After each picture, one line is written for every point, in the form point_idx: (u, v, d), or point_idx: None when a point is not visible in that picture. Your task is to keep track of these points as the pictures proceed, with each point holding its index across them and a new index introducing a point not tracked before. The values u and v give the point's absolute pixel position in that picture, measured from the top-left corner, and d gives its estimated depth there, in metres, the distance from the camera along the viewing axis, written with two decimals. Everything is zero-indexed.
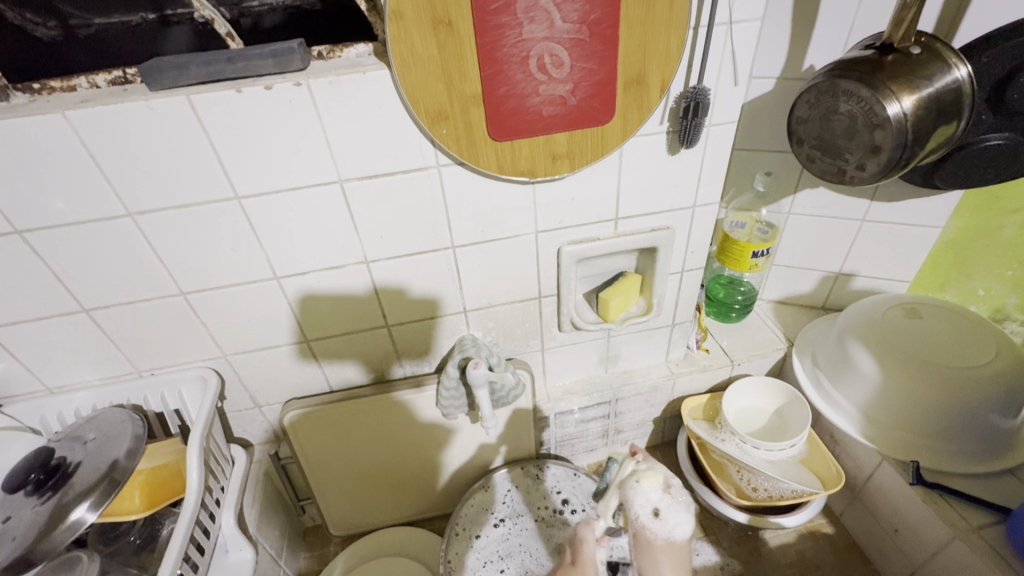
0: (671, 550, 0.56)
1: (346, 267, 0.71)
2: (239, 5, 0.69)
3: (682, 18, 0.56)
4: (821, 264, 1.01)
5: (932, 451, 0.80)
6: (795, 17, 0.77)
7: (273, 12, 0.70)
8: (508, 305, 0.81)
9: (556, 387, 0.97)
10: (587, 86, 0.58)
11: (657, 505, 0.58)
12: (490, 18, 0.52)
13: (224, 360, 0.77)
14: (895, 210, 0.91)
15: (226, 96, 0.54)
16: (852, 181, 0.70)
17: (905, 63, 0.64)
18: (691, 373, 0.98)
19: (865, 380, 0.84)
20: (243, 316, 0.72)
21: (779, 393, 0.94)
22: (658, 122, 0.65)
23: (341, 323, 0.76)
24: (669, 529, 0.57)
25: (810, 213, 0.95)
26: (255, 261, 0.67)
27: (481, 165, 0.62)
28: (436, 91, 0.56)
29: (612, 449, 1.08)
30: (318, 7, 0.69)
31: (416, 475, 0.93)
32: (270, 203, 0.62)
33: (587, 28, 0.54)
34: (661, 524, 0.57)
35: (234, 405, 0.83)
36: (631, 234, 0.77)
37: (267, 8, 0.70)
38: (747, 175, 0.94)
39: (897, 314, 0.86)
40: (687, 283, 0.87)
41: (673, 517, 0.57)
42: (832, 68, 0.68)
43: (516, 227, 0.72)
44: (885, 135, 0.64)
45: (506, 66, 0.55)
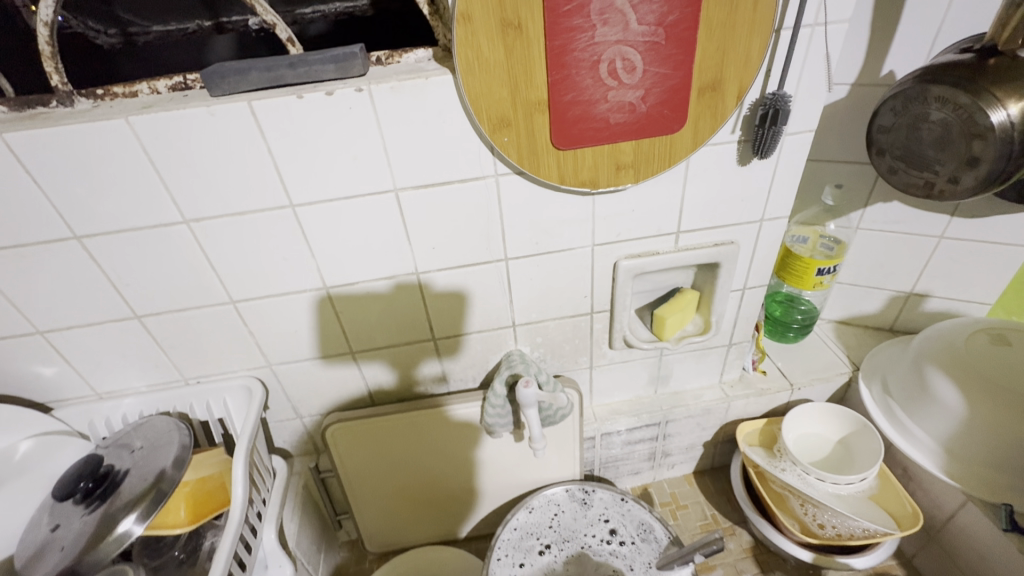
0: None
1: (395, 279, 0.69)
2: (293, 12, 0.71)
3: (767, 16, 0.52)
4: (889, 283, 0.95)
5: None
6: (875, 19, 0.72)
7: (320, 19, 0.71)
8: (557, 320, 0.78)
9: (602, 407, 0.92)
10: (658, 92, 0.55)
11: None
12: (562, 20, 0.49)
13: (269, 370, 0.76)
14: (978, 227, 0.84)
15: (287, 102, 0.53)
16: (941, 197, 0.65)
17: (1011, 65, 0.58)
18: (748, 397, 0.92)
19: (946, 412, 0.77)
20: (290, 325, 0.71)
21: (844, 421, 0.89)
22: (729, 131, 0.61)
23: (386, 335, 0.74)
24: None
25: (880, 228, 0.89)
26: (305, 269, 0.66)
27: (541, 175, 0.59)
28: (500, 97, 0.53)
29: (657, 473, 1.02)
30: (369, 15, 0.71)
31: (456, 492, 0.90)
32: (324, 211, 0.61)
33: (664, 30, 0.51)
34: None
35: (276, 415, 0.82)
36: (692, 249, 0.73)
37: (317, 17, 0.71)
38: (812, 188, 0.89)
39: (983, 339, 0.78)
40: (748, 301, 0.82)
41: None
42: (922, 73, 0.63)
43: (572, 240, 0.69)
44: (985, 145, 0.58)
45: (575, 71, 0.52)
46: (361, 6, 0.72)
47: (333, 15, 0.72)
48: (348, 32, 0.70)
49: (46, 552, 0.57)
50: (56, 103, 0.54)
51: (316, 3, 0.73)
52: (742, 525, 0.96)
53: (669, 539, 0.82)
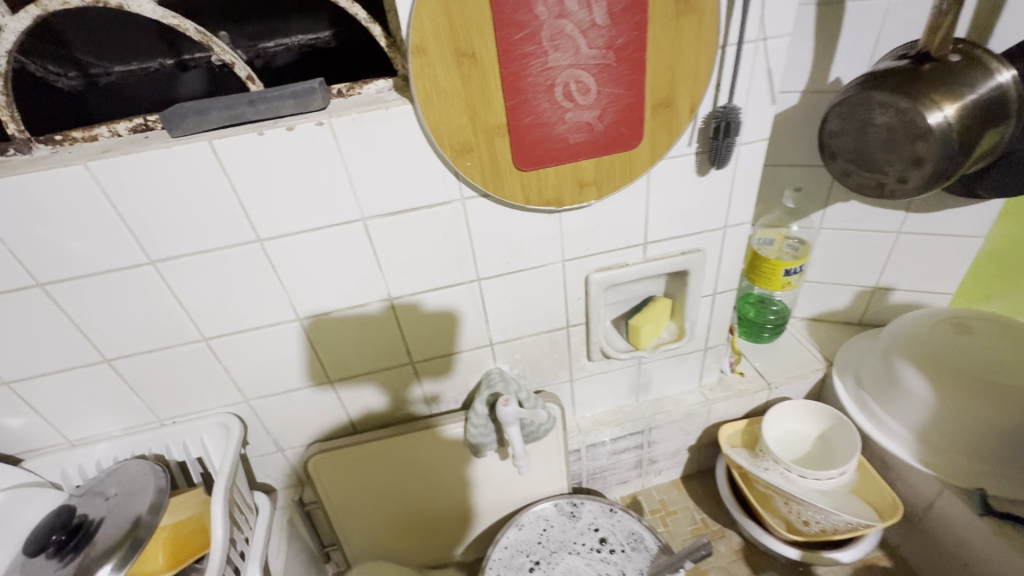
0: None
1: (371, 306, 0.69)
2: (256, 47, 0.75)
3: (712, 34, 0.54)
4: (854, 279, 0.98)
5: (998, 477, 0.74)
6: (819, 31, 0.75)
7: (285, 51, 0.74)
8: (534, 336, 0.79)
9: (586, 418, 0.93)
10: (614, 111, 0.56)
11: None
12: (515, 47, 0.50)
13: (247, 406, 0.75)
14: (932, 221, 0.87)
15: (248, 139, 0.53)
16: (892, 196, 0.67)
17: (944, 71, 0.61)
18: (727, 399, 0.94)
19: (916, 401, 0.79)
20: (267, 359, 0.70)
21: (822, 417, 0.90)
22: (686, 144, 0.63)
23: (364, 362, 0.74)
24: None
25: (841, 227, 0.92)
26: (277, 303, 0.65)
27: (506, 196, 0.61)
28: (460, 124, 0.55)
29: (645, 481, 1.03)
30: (332, 44, 0.74)
31: (444, 514, 0.90)
32: (291, 244, 0.61)
33: (614, 53, 0.53)
34: None
35: (256, 450, 0.81)
36: (660, 259, 0.74)
37: (281, 49, 0.74)
38: (775, 192, 0.91)
39: (946, 329, 0.81)
40: (719, 305, 0.84)
41: None
42: (865, 80, 0.65)
43: (542, 257, 0.70)
44: (929, 146, 0.61)
45: (531, 96, 0.54)
46: (321, 36, 0.76)
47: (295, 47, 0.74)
48: (311, 61, 0.72)
49: None
50: (14, 151, 0.53)
51: (279, 38, 0.76)
52: (732, 527, 0.96)
53: (658, 547, 0.83)
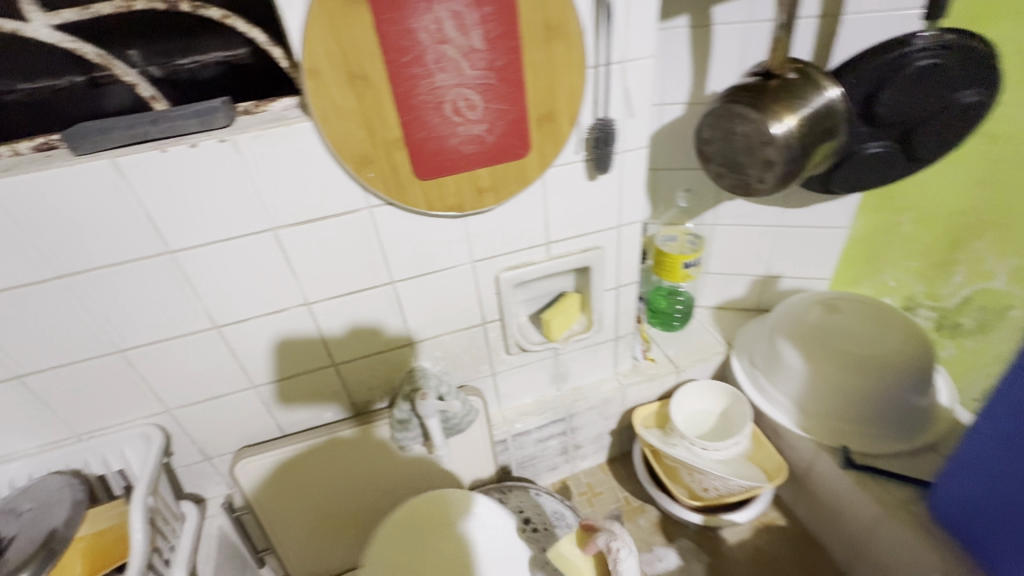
0: None
1: (289, 311, 0.72)
2: (170, 62, 0.71)
3: (581, 57, 0.61)
4: (747, 269, 1.09)
5: (861, 436, 0.85)
6: (693, 49, 0.84)
7: (204, 67, 0.72)
8: (453, 333, 0.84)
9: (511, 409, 0.99)
10: (502, 124, 0.63)
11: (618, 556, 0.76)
12: (403, 69, 0.56)
13: (169, 415, 0.76)
14: (806, 215, 0.99)
15: (150, 156, 0.56)
16: (756, 195, 0.75)
17: (785, 86, 0.70)
18: (640, 383, 1.02)
19: (795, 375, 0.90)
20: (188, 367, 0.72)
21: (725, 395, 0.99)
22: (574, 152, 0.70)
23: (287, 366, 0.77)
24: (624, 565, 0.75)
25: (732, 223, 1.03)
26: (194, 312, 0.68)
27: (410, 203, 0.66)
28: (360, 139, 0.59)
29: (573, 466, 1.10)
30: (251, 61, 0.71)
31: (377, 510, 0.93)
32: (203, 255, 0.64)
33: (495, 73, 0.59)
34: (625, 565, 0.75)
35: (182, 459, 0.81)
36: (563, 257, 0.81)
37: (198, 63, 0.71)
38: (669, 193, 1.01)
39: (818, 310, 0.92)
40: (624, 298, 0.92)
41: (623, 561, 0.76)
42: (727, 93, 0.75)
43: (451, 259, 0.75)
44: (775, 150, 0.70)
45: (423, 112, 0.59)
46: (241, 54, 0.71)
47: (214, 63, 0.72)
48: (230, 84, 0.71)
49: None
50: None
51: (194, 53, 0.71)
52: (650, 502, 1.04)
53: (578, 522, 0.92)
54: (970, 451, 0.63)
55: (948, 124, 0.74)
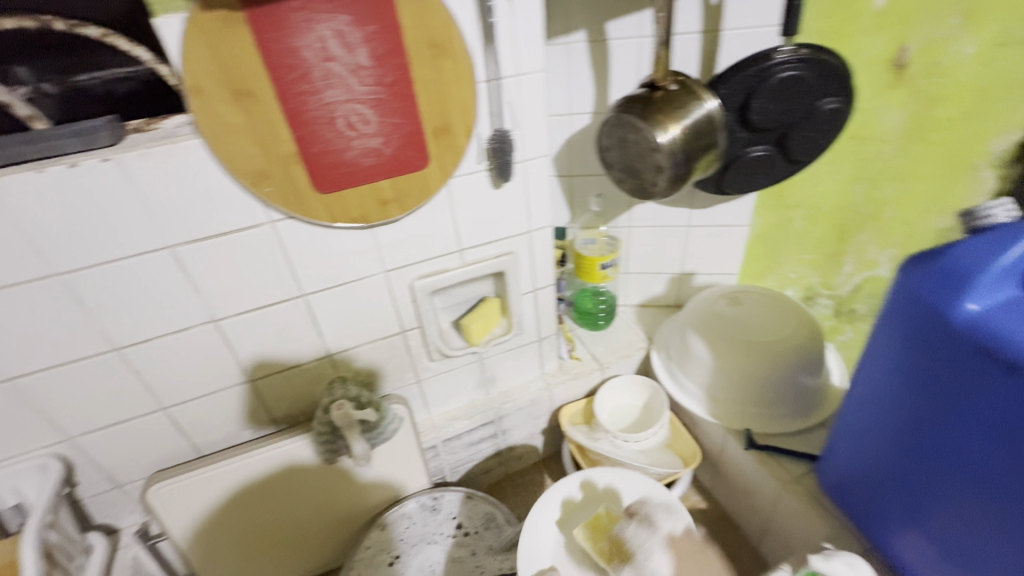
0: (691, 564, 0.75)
1: (194, 330, 0.71)
2: (67, 79, 0.67)
3: (470, 72, 0.65)
4: (664, 268, 1.15)
5: (764, 418, 0.91)
6: (593, 63, 0.89)
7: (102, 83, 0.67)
8: (372, 343, 0.85)
9: (441, 415, 1.00)
10: (398, 137, 0.65)
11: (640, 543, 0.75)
12: (290, 86, 0.57)
13: (70, 444, 0.73)
14: (711, 215, 1.04)
15: (26, 177, 0.55)
16: (652, 198, 0.81)
17: (668, 97, 0.76)
18: (566, 382, 1.05)
19: (704, 365, 0.96)
20: (87, 393, 0.70)
21: (644, 389, 1.04)
22: (475, 162, 0.73)
23: (197, 386, 0.76)
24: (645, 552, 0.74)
25: (645, 225, 1.08)
26: (88, 335, 0.66)
27: (312, 216, 0.67)
28: (253, 155, 0.60)
29: (508, 467, 1.12)
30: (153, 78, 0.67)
31: (306, 527, 0.92)
32: (95, 276, 0.62)
33: (385, 88, 0.61)
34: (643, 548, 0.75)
35: (90, 489, 0.79)
36: (477, 263, 0.84)
37: (97, 80, 0.67)
38: (583, 198, 1.06)
39: (722, 303, 0.98)
40: (542, 300, 0.95)
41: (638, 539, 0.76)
42: (618, 104, 0.79)
43: (363, 269, 0.76)
44: (662, 157, 0.75)
45: (315, 127, 0.60)
46: (141, 71, 0.67)
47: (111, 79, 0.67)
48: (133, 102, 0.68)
49: None
50: None
51: (93, 70, 0.67)
52: None
53: (507, 523, 0.93)
54: (841, 420, 0.69)
55: (814, 129, 0.84)
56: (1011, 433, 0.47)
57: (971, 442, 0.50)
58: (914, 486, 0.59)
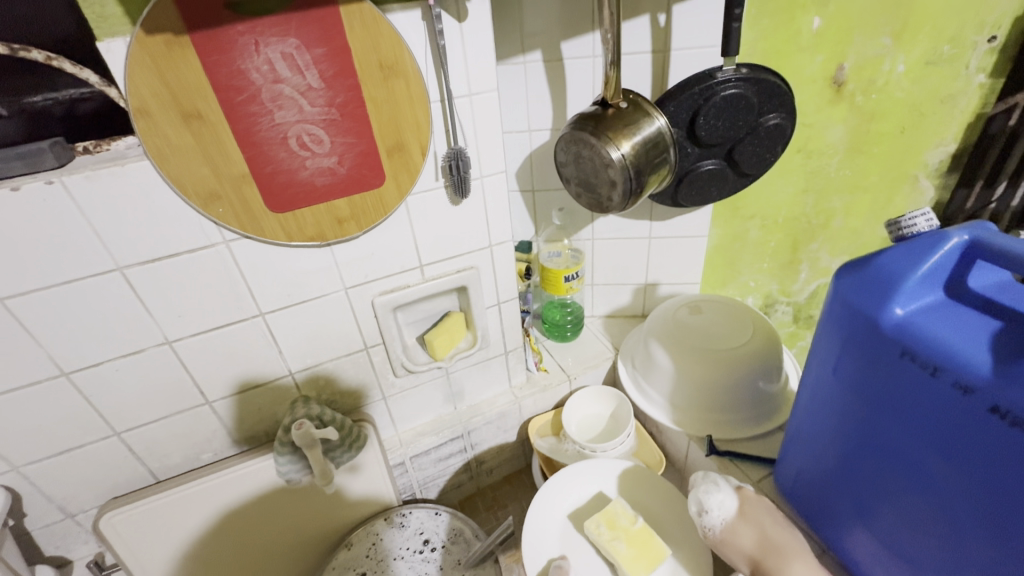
0: (741, 522, 0.70)
1: (147, 352, 0.70)
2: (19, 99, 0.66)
3: (422, 92, 0.66)
4: (628, 279, 1.17)
5: (725, 424, 0.93)
6: (550, 81, 0.92)
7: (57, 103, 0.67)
8: (335, 360, 0.84)
9: (408, 432, 1.00)
10: (351, 156, 0.66)
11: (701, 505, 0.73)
12: (239, 108, 0.58)
13: (17, 474, 0.71)
14: (671, 226, 1.07)
15: None
16: (609, 212, 0.83)
17: (618, 115, 0.78)
18: (534, 395, 1.06)
19: (666, 374, 0.97)
20: (34, 420, 0.68)
21: (610, 399, 1.05)
22: (433, 179, 0.74)
23: (152, 410, 0.75)
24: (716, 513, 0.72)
25: (608, 237, 1.10)
26: (34, 361, 0.65)
27: (267, 236, 0.67)
28: (203, 176, 0.60)
29: (478, 481, 1.12)
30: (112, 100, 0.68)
31: (269, 553, 0.90)
32: (40, 301, 0.61)
33: (336, 109, 0.62)
34: (709, 516, 0.72)
35: (39, 520, 0.76)
36: (438, 278, 0.85)
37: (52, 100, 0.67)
38: (546, 212, 1.08)
39: (683, 312, 1.00)
40: (507, 314, 0.96)
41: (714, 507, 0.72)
42: (572, 122, 0.82)
43: (322, 287, 0.76)
44: (615, 172, 0.77)
45: (267, 148, 0.61)
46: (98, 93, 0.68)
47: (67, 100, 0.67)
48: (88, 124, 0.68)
49: None
50: None
51: (46, 91, 0.67)
52: None
53: (476, 535, 0.92)
54: (792, 426, 0.71)
55: (760, 144, 0.88)
56: (937, 434, 0.49)
57: (903, 443, 0.53)
58: (855, 486, 0.61)
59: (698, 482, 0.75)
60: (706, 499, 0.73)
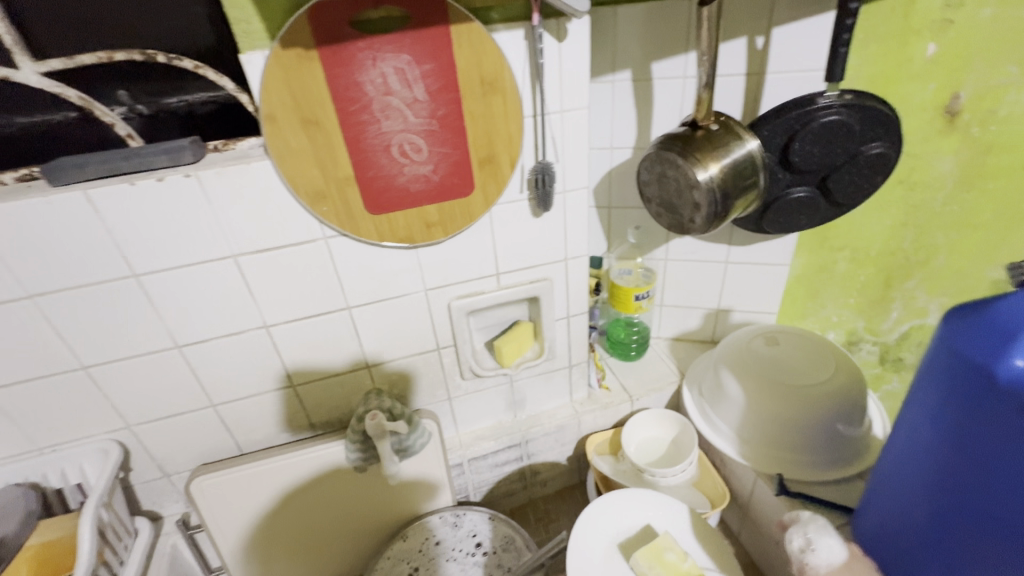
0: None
1: (247, 334, 0.77)
2: (159, 100, 0.75)
3: (517, 108, 0.69)
4: (700, 302, 1.13)
5: (798, 464, 0.89)
6: (637, 100, 0.92)
7: (189, 105, 0.75)
8: (409, 357, 0.88)
9: (469, 434, 1.02)
10: (446, 166, 0.69)
11: (807, 541, 0.70)
12: (352, 116, 0.63)
13: (129, 432, 0.80)
14: (750, 252, 1.04)
15: (121, 189, 0.62)
16: (689, 233, 0.81)
17: (708, 137, 0.77)
18: (594, 411, 1.05)
19: (736, 405, 0.94)
20: (148, 386, 0.76)
21: (673, 423, 1.02)
22: (517, 191, 0.76)
23: (245, 387, 0.81)
24: (824, 556, 0.68)
25: (683, 259, 1.08)
26: (155, 333, 0.72)
27: (362, 235, 0.72)
28: (313, 177, 0.66)
29: (531, 491, 1.12)
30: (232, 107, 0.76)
31: (332, 536, 0.95)
32: (169, 279, 0.69)
33: (437, 121, 0.66)
34: (817, 556, 0.68)
35: (141, 476, 0.84)
36: (513, 287, 0.87)
37: (185, 102, 0.75)
38: (621, 230, 1.08)
39: (758, 343, 0.97)
40: (575, 327, 0.97)
41: (824, 546, 0.68)
42: (659, 142, 0.81)
43: (405, 287, 0.80)
44: (701, 194, 0.76)
45: (371, 154, 0.66)
46: (223, 96, 0.75)
47: (197, 103, 0.75)
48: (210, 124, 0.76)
49: None
50: None
51: (181, 94, 0.75)
52: None
53: (526, 546, 0.92)
54: (877, 471, 0.67)
55: (859, 173, 0.84)
56: None
57: (1009, 507, 0.49)
58: (940, 543, 0.57)
59: (808, 519, 0.72)
60: (815, 537, 0.70)
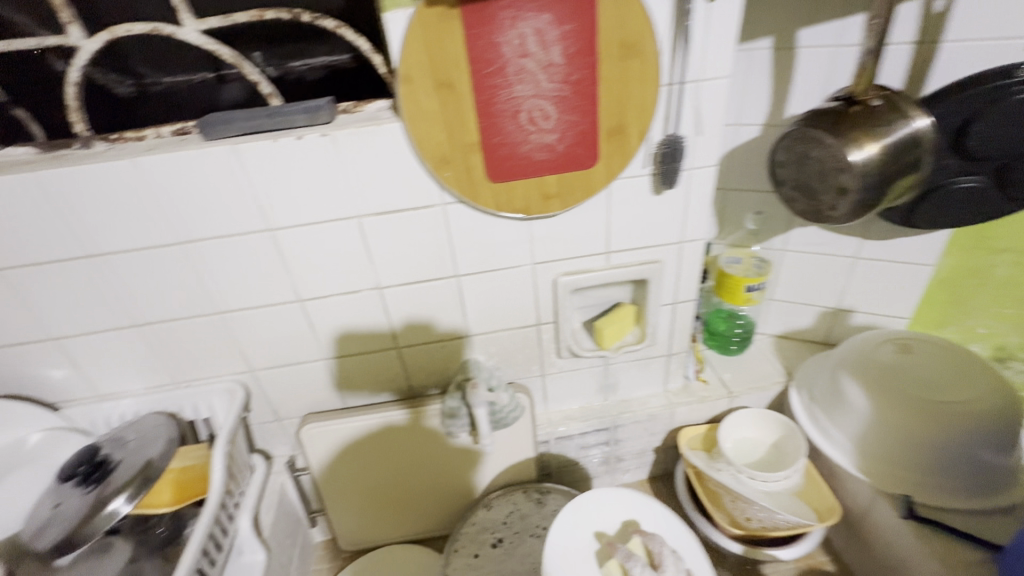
0: None
1: (361, 293, 0.79)
2: (285, 65, 0.79)
3: (655, 75, 0.64)
4: (817, 299, 1.04)
5: (926, 486, 0.80)
6: (775, 72, 0.84)
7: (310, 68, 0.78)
8: (508, 331, 0.88)
9: (557, 413, 1.01)
10: (572, 135, 0.66)
11: None
12: (485, 79, 0.61)
13: (251, 375, 0.86)
14: (886, 249, 0.93)
15: (265, 146, 0.65)
16: (828, 221, 0.73)
17: (866, 113, 0.69)
18: (689, 404, 1.01)
19: (857, 414, 0.85)
20: (269, 334, 0.81)
21: (775, 425, 0.95)
22: (640, 165, 0.72)
23: (353, 344, 0.84)
24: None
25: (804, 251, 0.99)
26: (281, 286, 0.76)
27: (480, 204, 0.71)
28: (440, 141, 0.65)
29: (613, 477, 1.10)
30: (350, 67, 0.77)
31: (421, 495, 0.98)
32: (299, 236, 0.72)
33: (569, 86, 0.63)
34: None
35: (258, 417, 0.91)
36: (622, 267, 0.83)
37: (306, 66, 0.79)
38: (738, 215, 1.00)
39: (889, 349, 0.87)
40: (681, 314, 0.92)
41: None
42: (803, 117, 0.73)
43: (514, 260, 0.79)
44: (851, 177, 0.68)
45: (499, 119, 0.64)
46: (344, 59, 0.77)
47: (318, 66, 0.78)
48: (328, 87, 0.77)
49: (48, 526, 0.66)
50: (78, 145, 0.67)
51: (304, 58, 0.79)
52: None
53: None
54: None
55: None
56: None
57: None
58: None
59: None
60: None
